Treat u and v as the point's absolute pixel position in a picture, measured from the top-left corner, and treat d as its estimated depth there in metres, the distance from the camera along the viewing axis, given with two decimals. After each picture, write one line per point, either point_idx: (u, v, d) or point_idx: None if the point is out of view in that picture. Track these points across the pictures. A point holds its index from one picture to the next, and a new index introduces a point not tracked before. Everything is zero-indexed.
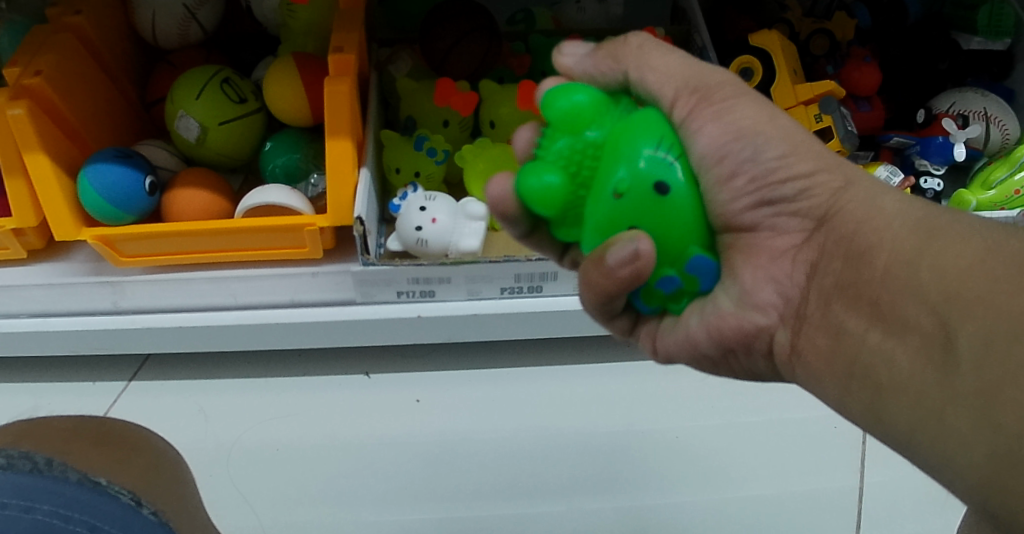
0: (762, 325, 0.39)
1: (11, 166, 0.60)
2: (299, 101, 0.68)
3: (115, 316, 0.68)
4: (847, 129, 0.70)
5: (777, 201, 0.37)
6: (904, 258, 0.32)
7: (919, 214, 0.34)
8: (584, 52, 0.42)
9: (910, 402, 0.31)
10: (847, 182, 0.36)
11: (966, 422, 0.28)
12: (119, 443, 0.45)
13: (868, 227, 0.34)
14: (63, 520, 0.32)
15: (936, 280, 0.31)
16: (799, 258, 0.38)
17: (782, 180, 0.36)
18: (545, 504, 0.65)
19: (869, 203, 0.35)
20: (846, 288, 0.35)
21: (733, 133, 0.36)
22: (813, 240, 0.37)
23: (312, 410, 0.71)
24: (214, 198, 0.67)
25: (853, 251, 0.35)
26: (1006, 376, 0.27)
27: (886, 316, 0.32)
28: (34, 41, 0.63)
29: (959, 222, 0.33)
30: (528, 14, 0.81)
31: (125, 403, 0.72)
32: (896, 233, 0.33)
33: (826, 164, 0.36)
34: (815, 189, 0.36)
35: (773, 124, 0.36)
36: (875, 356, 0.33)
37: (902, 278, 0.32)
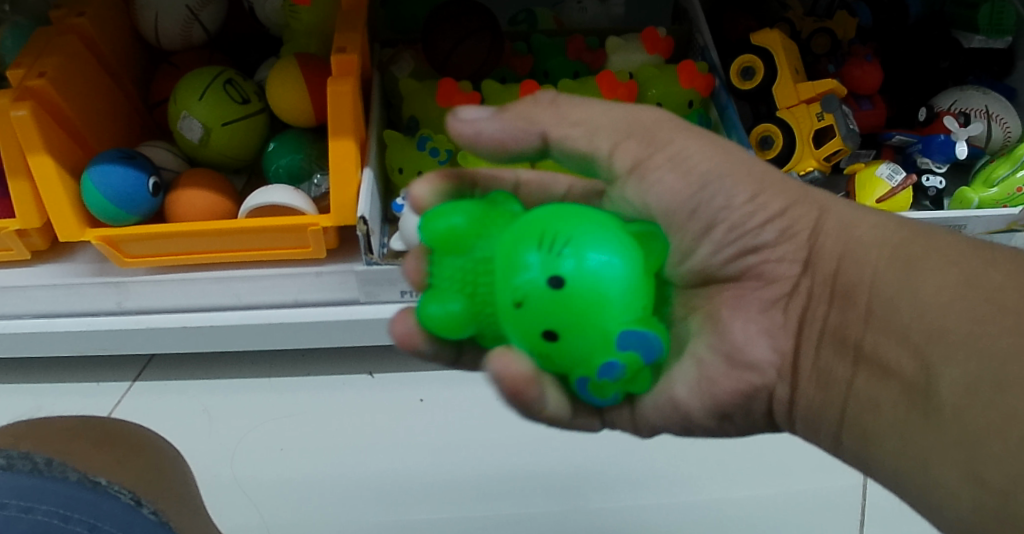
0: (759, 384, 0.40)
1: (15, 168, 0.61)
2: (302, 102, 0.68)
3: (119, 316, 0.68)
4: (850, 127, 0.69)
5: (759, 249, 0.39)
6: (883, 294, 0.35)
7: (896, 242, 0.36)
8: (485, 112, 0.37)
9: (896, 446, 0.34)
10: (821, 210, 0.39)
11: (952, 474, 0.31)
12: (119, 441, 0.45)
13: (848, 261, 0.37)
14: (63, 520, 0.31)
15: (914, 320, 0.33)
16: (790, 308, 0.40)
17: (758, 226, 0.38)
18: (548, 503, 0.65)
19: (846, 236, 0.38)
20: (841, 336, 0.37)
21: (694, 179, 0.38)
22: (801, 284, 0.39)
23: (315, 410, 0.71)
24: (218, 198, 0.67)
25: (839, 292, 0.37)
26: (990, 428, 0.30)
27: (869, 358, 0.36)
28: (38, 44, 0.64)
29: (936, 247, 0.35)
30: (530, 14, 0.82)
31: (130, 403, 0.72)
32: (875, 264, 0.36)
33: (795, 197, 0.39)
34: (794, 226, 0.38)
35: (735, 163, 0.38)
36: (863, 403, 0.36)
37: (883, 316, 0.35)
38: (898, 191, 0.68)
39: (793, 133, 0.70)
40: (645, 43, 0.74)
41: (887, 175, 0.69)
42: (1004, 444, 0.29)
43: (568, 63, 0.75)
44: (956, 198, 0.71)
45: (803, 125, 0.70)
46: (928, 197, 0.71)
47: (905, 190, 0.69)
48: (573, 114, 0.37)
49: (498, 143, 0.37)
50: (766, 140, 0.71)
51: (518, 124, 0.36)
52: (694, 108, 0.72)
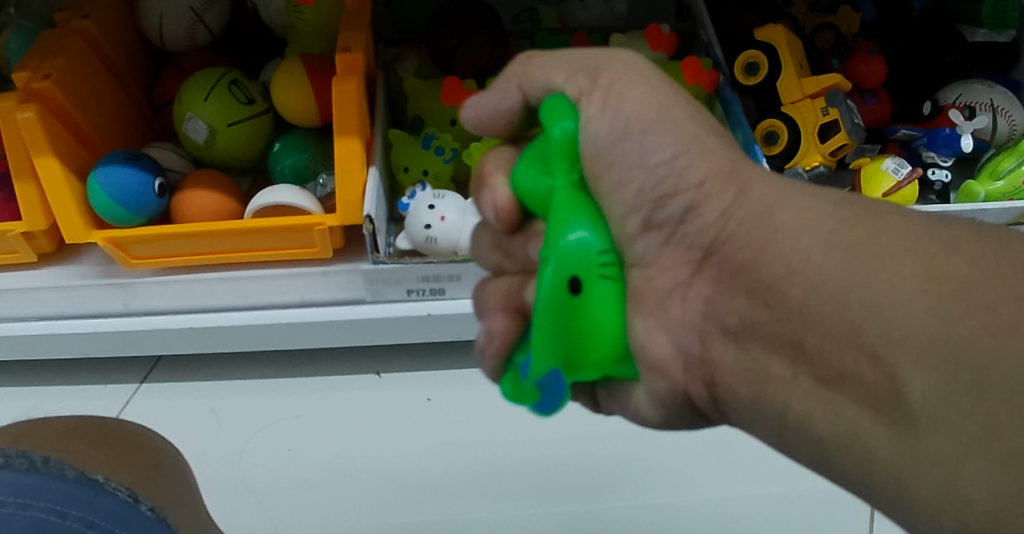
0: (669, 384, 0.34)
1: (21, 170, 0.61)
2: (307, 101, 0.68)
3: (125, 317, 0.68)
4: (854, 122, 0.71)
5: (662, 223, 0.32)
6: (828, 286, 0.26)
7: (835, 226, 0.28)
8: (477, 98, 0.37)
9: (853, 457, 0.26)
10: (743, 190, 0.30)
11: (925, 488, 0.24)
12: (119, 443, 0.44)
13: (774, 250, 0.28)
14: (59, 516, 0.32)
15: (871, 316, 0.25)
16: (696, 294, 0.33)
17: (671, 193, 0.31)
18: (557, 504, 0.65)
19: (766, 222, 0.29)
20: (750, 329, 0.30)
21: (610, 134, 0.31)
22: (708, 268, 0.32)
23: (324, 411, 0.71)
24: (223, 198, 0.67)
25: (758, 289, 0.29)
26: (971, 451, 0.22)
27: (818, 364, 0.27)
28: (43, 46, 0.64)
29: (886, 228, 0.27)
30: (533, 12, 0.82)
31: (137, 404, 0.72)
32: (811, 250, 0.27)
33: (710, 167, 0.31)
34: (704, 204, 0.31)
35: (664, 116, 0.31)
36: (807, 409, 0.28)
37: (826, 315, 0.26)
38: (905, 185, 0.68)
39: (798, 128, 0.70)
40: (649, 40, 0.74)
41: (892, 169, 0.69)
42: (992, 465, 0.22)
43: None
44: (962, 192, 0.71)
45: (808, 120, 0.70)
46: (934, 191, 0.71)
47: (911, 183, 0.68)
48: (537, 74, 0.34)
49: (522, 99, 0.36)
50: (771, 135, 0.71)
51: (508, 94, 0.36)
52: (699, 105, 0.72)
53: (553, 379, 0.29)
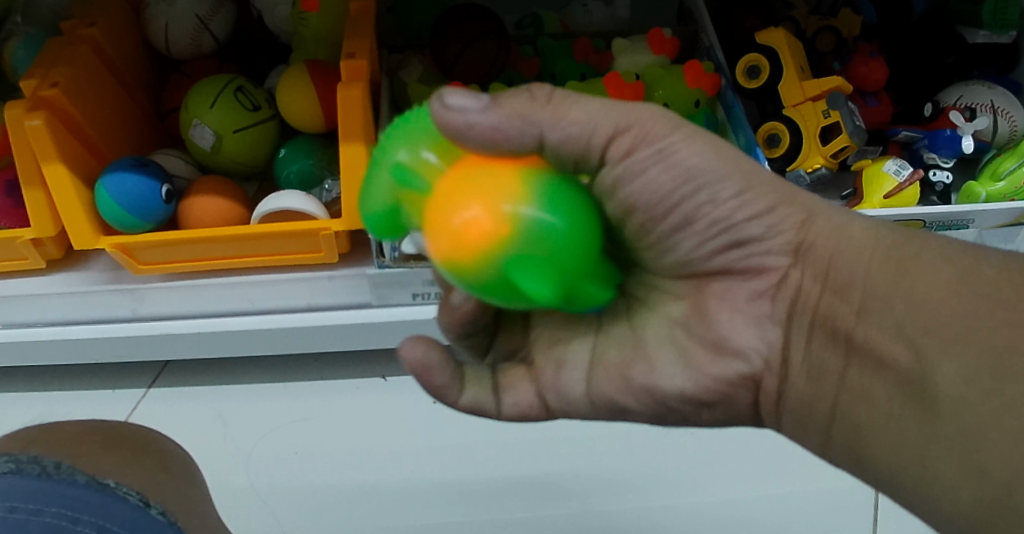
0: (746, 372, 0.39)
1: (30, 179, 0.61)
2: (312, 108, 0.69)
3: (135, 322, 0.69)
4: (855, 124, 0.71)
5: (747, 242, 0.37)
6: (877, 291, 0.35)
7: (887, 237, 0.36)
8: (476, 102, 0.32)
9: (892, 438, 0.35)
10: (809, 214, 0.37)
11: (947, 463, 0.32)
12: (130, 446, 0.45)
13: (839, 261, 0.36)
14: (70, 522, 0.32)
15: (913, 315, 0.34)
16: (778, 298, 0.38)
17: (747, 220, 0.36)
18: (560, 506, 0.65)
19: (839, 233, 0.36)
20: (828, 326, 0.37)
21: (674, 178, 0.35)
22: (790, 275, 0.37)
23: (329, 414, 0.72)
24: (230, 204, 0.67)
25: (832, 286, 0.36)
26: (989, 423, 0.31)
27: (861, 351, 0.36)
28: (50, 54, 0.64)
29: (926, 247, 0.35)
30: (537, 17, 0.83)
31: (145, 409, 0.73)
32: (869, 262, 0.35)
33: (777, 195, 0.37)
34: (781, 223, 0.37)
35: (728, 163, 0.36)
36: (856, 395, 0.36)
37: (876, 310, 0.35)
38: (906, 186, 0.68)
39: (800, 132, 0.71)
40: (651, 44, 0.74)
41: (894, 171, 0.69)
42: (1005, 439, 0.30)
43: (575, 64, 0.77)
44: (963, 193, 0.71)
45: (810, 123, 0.71)
46: (935, 192, 0.72)
47: (913, 185, 0.69)
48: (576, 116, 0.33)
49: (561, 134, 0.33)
50: (773, 137, 0.72)
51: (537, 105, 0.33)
52: (700, 108, 0.73)
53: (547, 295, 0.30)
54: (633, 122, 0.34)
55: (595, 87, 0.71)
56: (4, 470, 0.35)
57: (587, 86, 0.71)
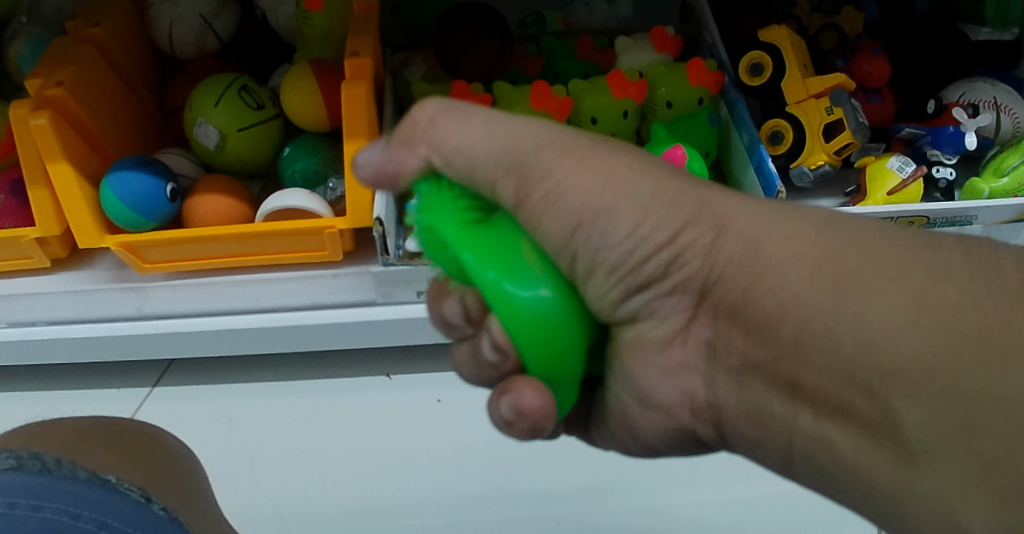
0: (674, 425, 0.38)
1: (35, 178, 0.61)
2: (317, 106, 0.69)
3: (139, 322, 0.69)
4: (858, 120, 0.70)
5: (653, 283, 0.33)
6: (817, 327, 0.29)
7: (818, 258, 0.30)
8: (379, 146, 0.34)
9: (859, 489, 0.31)
10: (719, 230, 0.31)
11: (925, 520, 0.29)
12: (134, 442, 0.45)
13: (757, 294, 0.31)
14: (72, 517, 0.33)
15: (864, 352, 0.28)
16: (691, 341, 0.35)
17: (649, 259, 0.32)
18: (566, 505, 0.65)
19: (753, 255, 0.31)
20: (750, 363, 0.33)
21: (577, 210, 0.31)
22: (699, 315, 0.34)
23: (334, 412, 0.72)
24: (235, 203, 0.68)
25: (758, 327, 0.31)
26: (968, 480, 0.27)
27: (815, 398, 0.30)
28: (55, 53, 0.64)
29: (869, 260, 0.29)
30: (539, 16, 0.83)
31: (151, 407, 0.73)
32: (799, 287, 0.29)
33: (688, 213, 0.31)
34: (686, 256, 0.32)
35: (626, 186, 0.31)
36: (811, 442, 0.32)
37: (818, 349, 0.29)
38: (910, 182, 0.68)
39: (803, 128, 0.71)
40: (654, 42, 0.75)
41: (897, 167, 0.69)
42: (988, 499, 0.27)
43: (577, 63, 0.77)
44: (967, 189, 0.72)
45: (812, 120, 0.71)
46: (939, 188, 0.72)
47: (916, 181, 0.69)
48: (448, 139, 0.32)
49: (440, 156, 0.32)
50: (776, 135, 0.72)
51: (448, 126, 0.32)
52: (704, 106, 0.73)
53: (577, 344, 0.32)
54: (517, 157, 0.31)
55: (598, 85, 0.71)
56: (5, 465, 0.35)
57: (590, 84, 0.72)
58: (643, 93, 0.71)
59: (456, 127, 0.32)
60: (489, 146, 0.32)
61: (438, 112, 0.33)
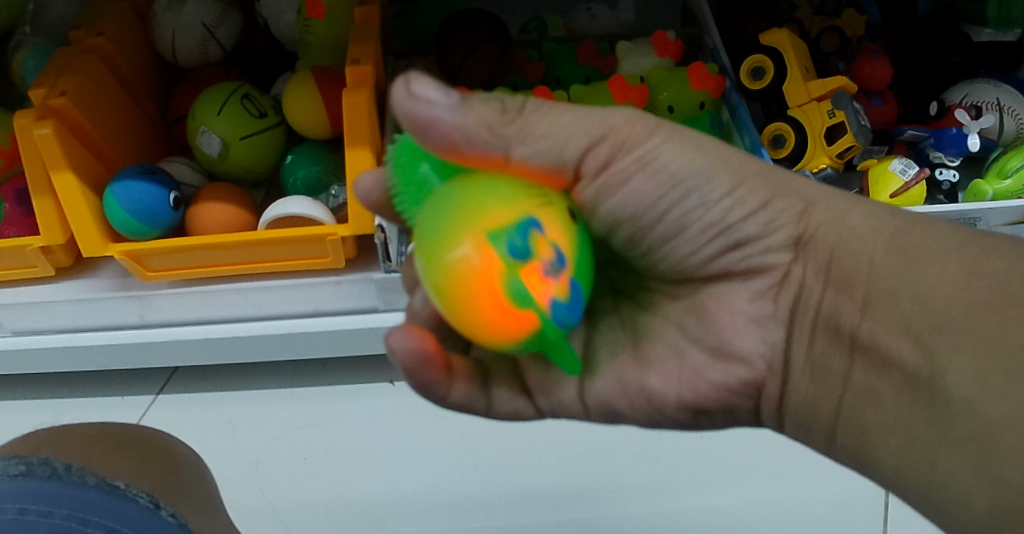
0: (748, 377, 0.39)
1: (40, 187, 0.62)
2: (319, 114, 0.69)
3: (144, 329, 0.70)
4: (861, 123, 0.71)
5: (746, 242, 0.37)
6: (883, 282, 0.35)
7: (893, 230, 0.36)
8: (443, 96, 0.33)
9: (899, 441, 0.35)
10: (806, 203, 0.37)
11: (960, 470, 0.32)
12: (142, 447, 0.45)
13: (841, 253, 0.36)
14: (82, 523, 0.33)
15: (919, 308, 0.34)
16: (780, 297, 0.38)
17: (743, 219, 0.36)
18: (569, 510, 0.65)
19: (839, 223, 0.36)
20: (829, 322, 0.37)
21: (661, 182, 0.35)
22: (793, 271, 0.38)
23: (334, 419, 0.72)
24: (238, 211, 0.68)
25: (835, 279, 0.37)
26: (1004, 427, 0.31)
27: (868, 348, 0.36)
28: (59, 63, 0.65)
29: (931, 234, 0.35)
30: (540, 22, 0.83)
31: (155, 414, 0.73)
32: (872, 253, 0.35)
33: (771, 186, 0.37)
34: (775, 219, 0.37)
35: (709, 157, 0.36)
36: (860, 395, 0.37)
37: (883, 294, 0.35)
38: (913, 186, 0.68)
39: (806, 132, 0.71)
40: (655, 47, 0.75)
41: (900, 170, 0.69)
42: (1019, 442, 0.30)
43: (579, 68, 0.77)
44: (970, 191, 0.71)
45: (815, 124, 0.71)
46: (942, 191, 0.71)
47: (919, 183, 0.68)
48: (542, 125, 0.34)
49: (449, 143, 0.32)
50: (778, 139, 0.72)
51: (496, 114, 0.33)
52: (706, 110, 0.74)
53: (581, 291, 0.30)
54: (612, 132, 0.34)
55: (600, 90, 0.71)
56: (16, 472, 0.36)
57: (592, 88, 0.72)
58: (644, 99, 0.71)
59: (547, 120, 0.34)
60: (580, 129, 0.34)
61: (529, 104, 0.34)
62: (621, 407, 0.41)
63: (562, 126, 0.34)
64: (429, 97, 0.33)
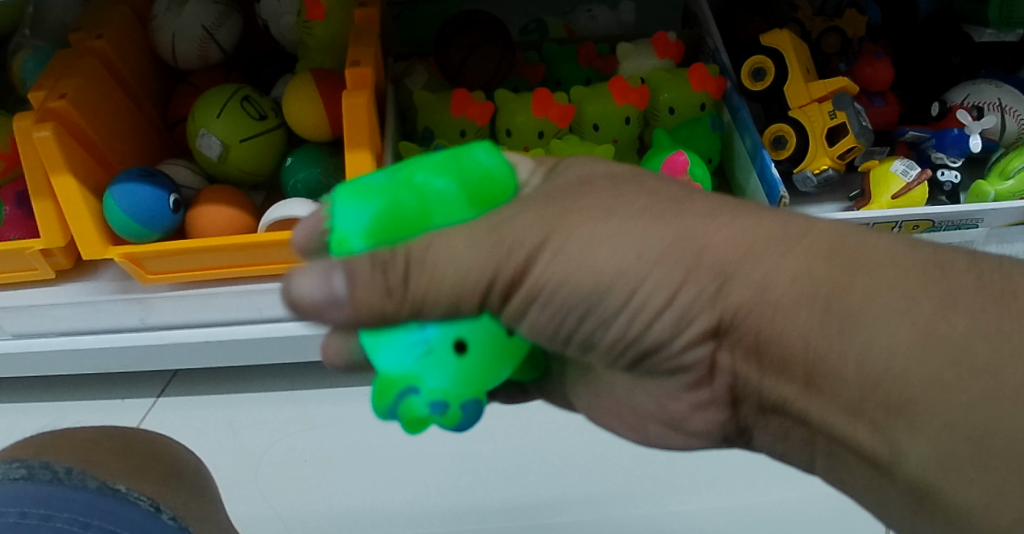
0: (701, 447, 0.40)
1: (39, 190, 0.61)
2: (319, 116, 0.69)
3: (144, 332, 0.70)
4: (862, 124, 0.69)
5: (657, 349, 0.33)
6: (821, 371, 0.29)
7: (829, 297, 0.28)
8: (323, 290, 0.29)
9: (874, 493, 0.32)
10: (722, 281, 0.29)
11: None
12: (144, 452, 0.44)
13: (769, 336, 0.30)
14: (82, 527, 0.33)
15: (866, 392, 0.28)
16: (717, 381, 0.35)
17: (653, 324, 0.31)
18: (571, 511, 0.65)
19: (762, 298, 0.29)
20: (767, 402, 0.33)
21: (568, 300, 0.30)
22: (722, 354, 0.33)
23: (335, 421, 0.72)
24: (237, 213, 0.68)
25: (767, 361, 0.31)
26: (977, 504, 0.27)
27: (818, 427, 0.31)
28: (59, 65, 0.65)
29: (876, 291, 0.28)
30: (540, 23, 0.83)
31: (156, 417, 0.73)
32: (805, 337, 0.29)
33: (682, 266, 0.29)
34: (688, 315, 0.31)
35: (592, 250, 0.29)
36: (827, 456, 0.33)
37: (829, 380, 0.29)
38: (914, 187, 0.68)
39: (806, 133, 0.71)
40: (656, 48, 0.75)
41: (901, 171, 0.69)
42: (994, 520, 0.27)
43: (579, 69, 0.77)
44: (972, 192, 0.71)
45: (816, 124, 0.71)
46: (944, 191, 0.71)
47: (920, 185, 0.69)
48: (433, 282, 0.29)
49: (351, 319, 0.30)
50: (779, 140, 0.72)
51: (381, 299, 0.29)
52: (706, 111, 0.73)
53: (471, 409, 0.32)
54: (500, 268, 0.29)
55: (601, 91, 0.71)
56: (17, 476, 0.36)
57: (592, 89, 0.72)
58: (645, 100, 0.71)
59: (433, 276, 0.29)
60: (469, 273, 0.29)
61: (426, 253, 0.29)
62: (627, 409, 0.41)
63: (460, 265, 0.29)
64: (333, 292, 0.28)
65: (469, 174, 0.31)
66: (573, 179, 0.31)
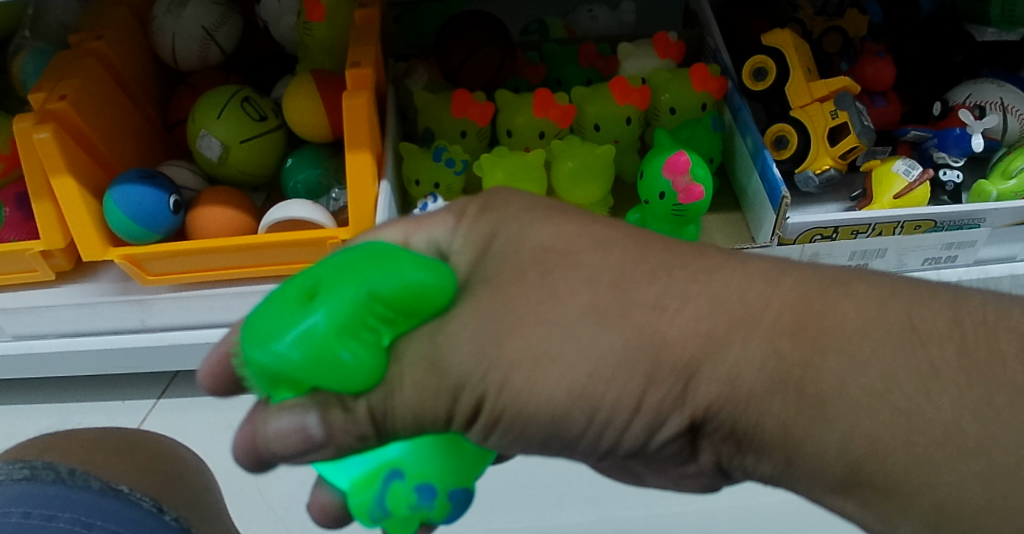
0: None
1: (39, 191, 0.61)
2: (319, 117, 0.69)
3: (145, 333, 0.70)
4: (863, 124, 0.70)
5: (636, 451, 0.28)
6: (805, 463, 0.25)
7: (801, 382, 0.24)
8: (294, 432, 0.25)
9: None
10: (690, 374, 0.25)
11: None
12: (145, 452, 0.44)
13: (746, 430, 0.26)
14: (85, 527, 0.33)
15: (853, 477, 0.24)
16: (704, 472, 0.30)
17: (621, 430, 0.27)
18: (575, 512, 0.64)
19: (729, 389, 0.25)
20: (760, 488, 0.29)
21: (539, 423, 0.26)
22: (705, 449, 0.29)
23: None
24: (237, 214, 0.67)
25: (747, 449, 0.27)
26: None
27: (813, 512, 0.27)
28: (58, 67, 0.64)
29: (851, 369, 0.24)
30: (541, 24, 0.83)
31: (157, 418, 0.73)
32: (782, 426, 0.25)
33: (640, 357, 0.25)
34: (660, 419, 0.26)
35: (518, 350, 0.25)
36: None
37: (804, 464, 0.25)
38: (915, 187, 0.68)
39: (808, 132, 0.71)
40: (657, 48, 0.75)
41: (903, 171, 0.69)
42: None
43: (580, 70, 0.77)
44: (974, 191, 0.71)
45: (818, 124, 0.70)
46: (945, 191, 0.71)
47: (922, 185, 0.69)
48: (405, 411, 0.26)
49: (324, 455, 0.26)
50: (781, 140, 0.72)
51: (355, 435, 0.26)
52: (707, 111, 0.73)
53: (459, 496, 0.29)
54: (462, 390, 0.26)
55: (603, 91, 0.71)
56: (19, 475, 0.35)
57: (593, 89, 0.72)
58: (647, 100, 0.71)
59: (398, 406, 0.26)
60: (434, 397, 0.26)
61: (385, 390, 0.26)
62: None
63: (421, 390, 0.26)
64: (309, 437, 0.25)
65: (397, 293, 0.25)
66: (507, 254, 0.27)
